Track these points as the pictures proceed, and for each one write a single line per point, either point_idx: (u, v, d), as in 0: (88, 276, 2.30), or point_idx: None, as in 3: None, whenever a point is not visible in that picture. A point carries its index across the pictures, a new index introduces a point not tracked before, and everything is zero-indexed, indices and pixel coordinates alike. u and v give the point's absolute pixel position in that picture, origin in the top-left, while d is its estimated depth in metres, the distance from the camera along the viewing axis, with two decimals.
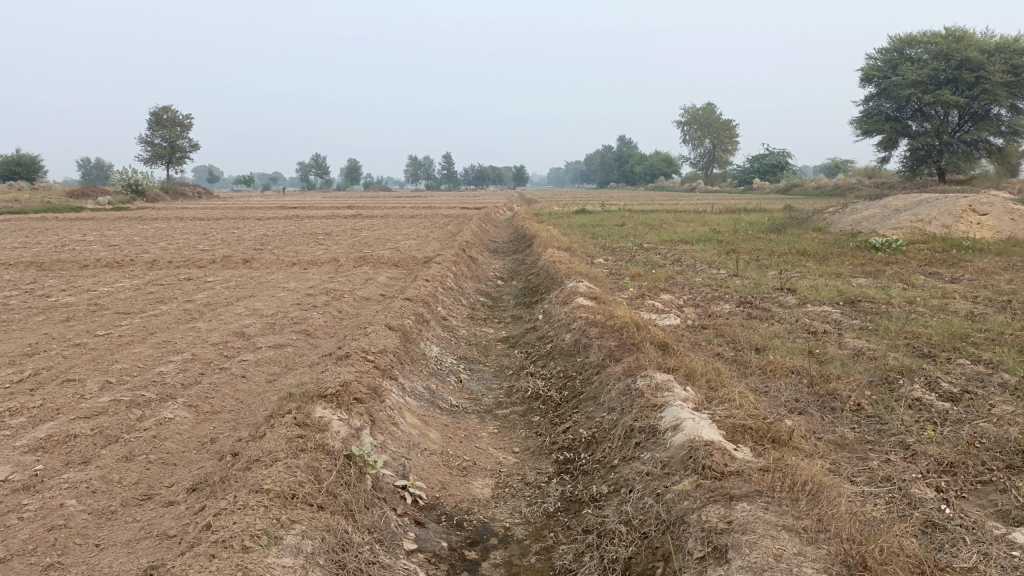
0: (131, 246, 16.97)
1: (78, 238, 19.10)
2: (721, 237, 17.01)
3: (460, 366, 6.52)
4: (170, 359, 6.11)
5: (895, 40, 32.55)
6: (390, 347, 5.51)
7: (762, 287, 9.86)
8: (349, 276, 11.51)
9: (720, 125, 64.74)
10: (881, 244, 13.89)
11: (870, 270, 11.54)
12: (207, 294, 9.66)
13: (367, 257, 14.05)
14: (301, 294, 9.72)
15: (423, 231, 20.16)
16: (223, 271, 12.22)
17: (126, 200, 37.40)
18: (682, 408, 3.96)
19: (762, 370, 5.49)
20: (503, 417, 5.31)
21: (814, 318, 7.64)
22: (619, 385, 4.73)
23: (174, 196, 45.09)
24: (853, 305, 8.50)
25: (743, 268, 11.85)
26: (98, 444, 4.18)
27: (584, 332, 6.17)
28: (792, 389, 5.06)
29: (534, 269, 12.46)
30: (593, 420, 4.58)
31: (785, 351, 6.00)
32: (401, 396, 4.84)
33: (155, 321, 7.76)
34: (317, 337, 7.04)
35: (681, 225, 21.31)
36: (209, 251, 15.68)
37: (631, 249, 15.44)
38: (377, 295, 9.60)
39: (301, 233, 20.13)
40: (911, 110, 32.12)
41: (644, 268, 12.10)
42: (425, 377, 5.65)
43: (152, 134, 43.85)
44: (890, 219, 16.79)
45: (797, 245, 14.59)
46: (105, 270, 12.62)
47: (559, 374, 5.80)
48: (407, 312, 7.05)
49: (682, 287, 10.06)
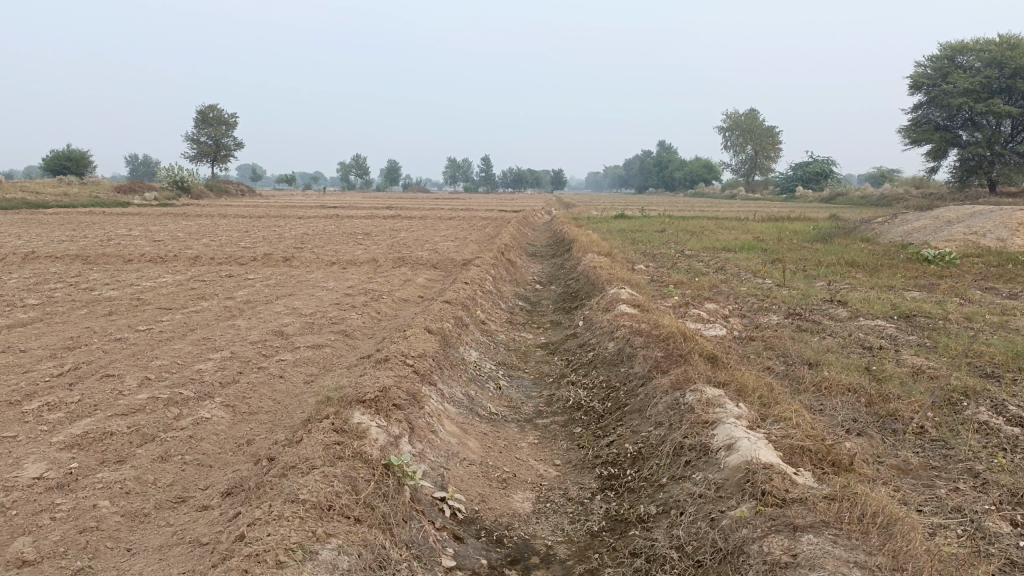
0: (175, 242, 17.18)
1: (124, 233, 19.42)
2: (765, 246, 16.62)
3: (499, 373, 6.37)
4: (209, 357, 6.06)
5: (947, 47, 31.67)
6: (429, 352, 5.38)
7: (810, 299, 9.54)
8: (388, 277, 11.45)
9: (763, 131, 63.79)
10: (933, 256, 13.43)
11: (923, 283, 11.12)
12: (247, 292, 9.66)
13: (406, 258, 14.00)
14: (340, 294, 9.68)
15: (461, 233, 20.10)
16: (263, 269, 12.26)
17: (171, 197, 38.11)
18: (735, 426, 3.76)
19: (816, 388, 5.24)
20: (543, 427, 5.14)
21: (868, 332, 7.33)
22: (667, 398, 4.54)
23: (217, 194, 45.84)
24: (908, 320, 8.16)
25: (789, 279, 11.52)
26: (134, 442, 4.12)
27: (628, 341, 5.97)
28: (849, 409, 4.82)
29: (574, 274, 12.28)
30: (639, 434, 4.40)
31: (840, 367, 5.74)
32: (439, 402, 4.71)
33: (195, 318, 7.75)
34: (355, 338, 6.95)
35: (722, 233, 20.93)
36: (250, 248, 15.79)
37: (673, 255, 15.15)
38: (415, 297, 9.50)
39: (341, 232, 20.22)
40: (962, 119, 31.21)
41: (686, 276, 11.84)
42: (464, 383, 5.51)
43: (198, 132, 44.62)
44: (942, 231, 16.25)
45: (845, 256, 14.18)
46: (148, 265, 12.76)
47: (602, 384, 5.62)
48: (447, 315, 6.92)
49: (727, 296, 9.78)
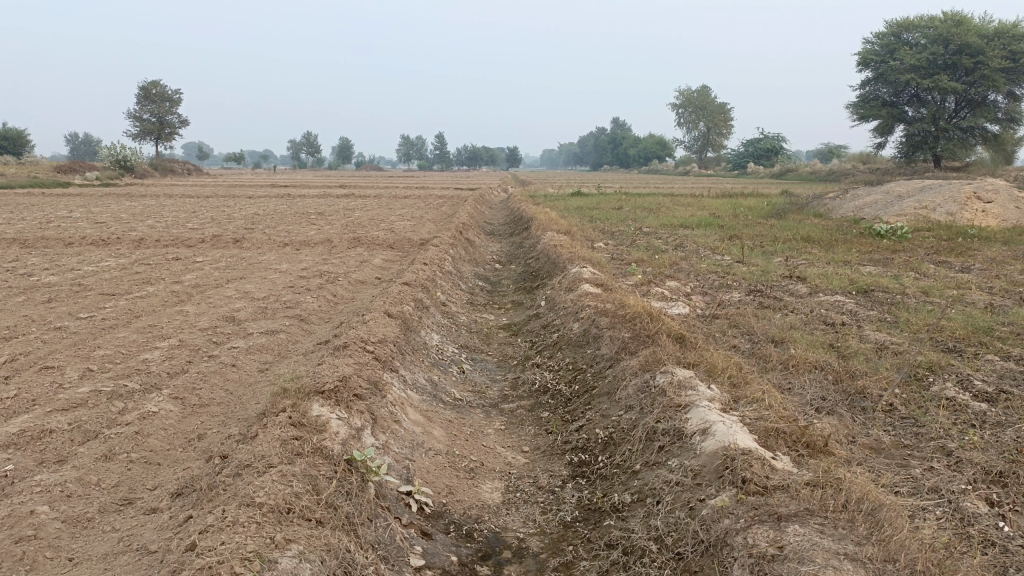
0: (118, 223, 16.51)
1: (64, 215, 18.63)
2: (722, 223, 16.67)
3: (461, 356, 6.20)
4: (157, 346, 5.75)
5: (893, 24, 32.17)
6: (390, 337, 5.18)
7: (770, 275, 9.55)
8: (343, 258, 11.14)
9: (715, 108, 64.27)
10: (886, 231, 13.62)
11: (877, 257, 11.26)
12: (196, 275, 9.28)
13: (361, 237, 13.67)
14: (294, 276, 9.36)
15: (418, 212, 19.78)
16: (213, 251, 11.82)
17: (114, 177, 36.78)
18: (709, 409, 3.67)
19: (783, 366, 5.19)
20: (509, 412, 5.00)
21: (829, 308, 7.34)
22: (636, 381, 4.43)
23: (163, 173, 44.41)
24: (866, 295, 8.21)
25: (747, 255, 11.56)
26: (75, 440, 3.85)
27: (594, 322, 5.85)
28: (817, 387, 4.78)
29: (533, 253, 12.12)
30: (609, 419, 4.28)
31: (806, 344, 5.70)
32: (402, 390, 4.52)
33: (141, 304, 7.39)
34: (310, 323, 6.70)
35: (679, 209, 20.97)
36: (198, 230, 15.25)
37: (631, 232, 15.11)
38: (372, 279, 9.25)
39: (293, 212, 19.70)
40: (908, 95, 31.79)
41: (647, 253, 11.78)
42: (426, 368, 5.32)
43: (141, 109, 43.07)
44: (893, 206, 16.50)
45: (801, 231, 14.30)
46: (90, 248, 12.20)
47: (568, 367, 5.49)
48: (406, 298, 6.71)
49: (687, 274, 9.74)
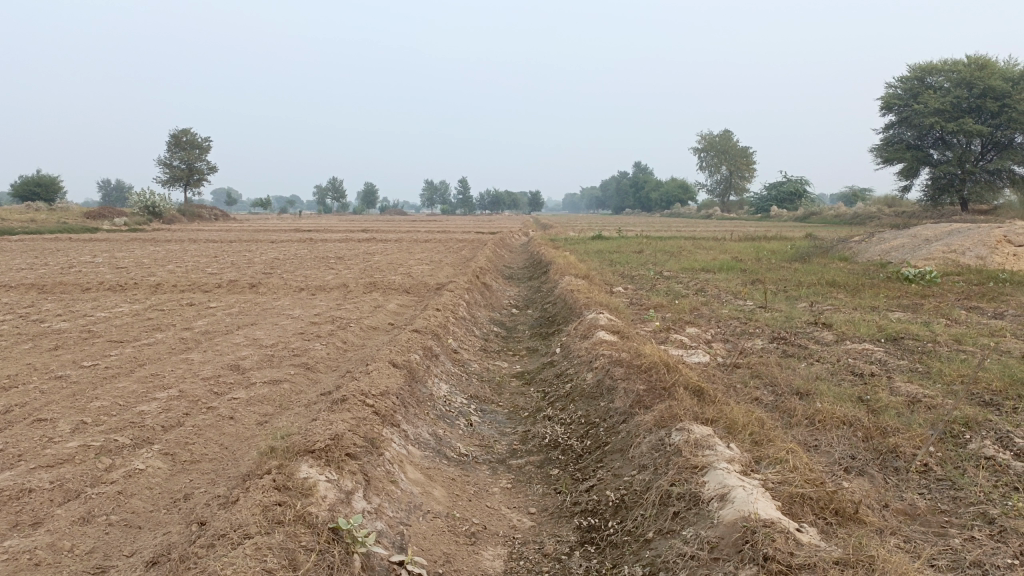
0: (139, 269, 16.57)
1: (87, 260, 18.81)
2: (744, 266, 16.39)
3: (471, 407, 5.96)
4: (155, 397, 5.58)
5: (915, 68, 32.07)
6: (393, 389, 4.96)
7: (795, 321, 9.25)
8: (357, 303, 11.01)
9: (737, 152, 64.28)
10: (914, 275, 13.27)
11: (906, 303, 10.91)
12: (207, 322, 9.17)
13: (378, 282, 13.57)
14: (306, 322, 9.22)
15: (437, 256, 19.73)
16: (228, 296, 11.76)
17: (141, 222, 37.33)
18: (727, 472, 3.39)
19: (809, 422, 4.89)
20: (517, 469, 4.73)
21: (857, 357, 7.01)
22: (651, 438, 4.15)
23: (190, 218, 45.08)
24: (896, 343, 7.87)
25: (771, 300, 11.27)
26: (54, 500, 3.64)
27: (608, 373, 5.60)
28: (846, 445, 4.47)
29: (551, 298, 11.93)
30: (621, 479, 4.00)
31: (832, 397, 5.40)
32: (401, 446, 4.28)
33: (146, 352, 7.25)
34: (316, 372, 6.51)
35: (701, 253, 20.71)
36: (217, 275, 15.25)
37: (651, 277, 14.89)
38: (385, 325, 9.08)
39: (313, 257, 19.71)
40: (933, 138, 31.47)
41: (667, 298, 11.54)
42: (431, 422, 5.08)
43: (170, 156, 43.95)
44: (921, 249, 16.13)
45: (826, 276, 13.99)
46: (106, 294, 12.18)
47: (580, 420, 5.22)
48: (415, 346, 6.51)
49: (709, 320, 9.46)
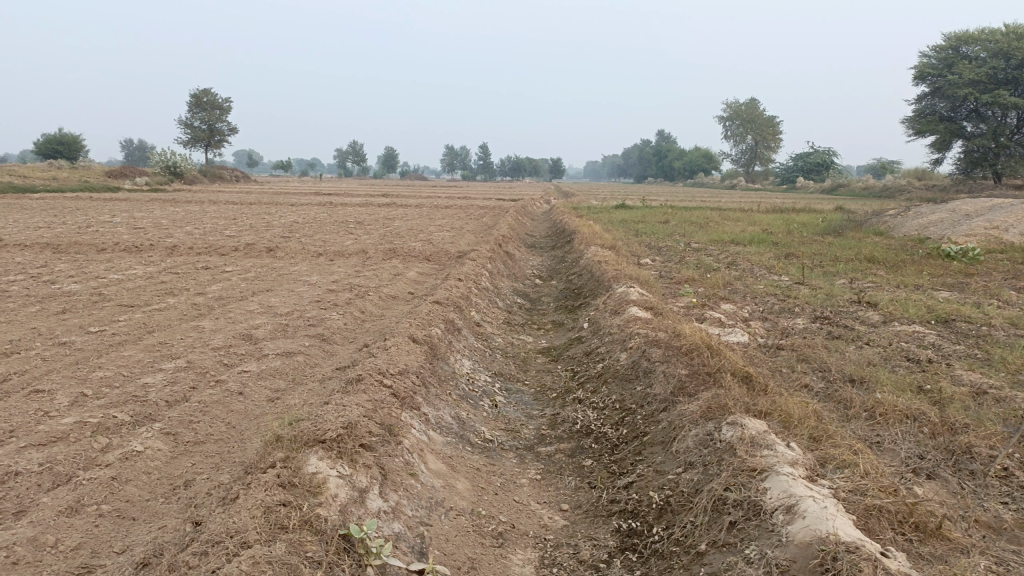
0: (156, 230, 16.30)
1: (105, 220, 18.61)
2: (775, 239, 15.80)
3: (495, 386, 5.58)
4: (162, 368, 5.25)
5: (952, 37, 30.86)
6: (413, 367, 4.57)
7: (836, 299, 8.75)
8: (376, 270, 10.63)
9: (763, 121, 62.85)
10: (955, 252, 12.66)
11: (950, 282, 10.36)
12: (222, 286, 8.84)
13: (398, 249, 13.19)
14: (323, 289, 8.86)
15: (458, 222, 19.29)
16: (245, 260, 11.43)
17: (163, 182, 37.19)
18: (793, 479, 2.97)
19: (868, 416, 4.45)
20: (547, 458, 4.35)
21: (909, 341, 6.55)
22: (697, 432, 3.74)
23: (212, 180, 44.86)
24: (947, 326, 7.36)
25: (807, 275, 10.76)
26: (41, 486, 3.32)
27: (644, 354, 5.18)
28: (913, 444, 4.04)
29: (576, 269, 11.50)
30: (664, 478, 3.61)
31: (891, 387, 4.95)
32: (421, 433, 3.91)
33: (156, 318, 6.92)
34: (332, 344, 6.14)
35: (729, 224, 20.09)
36: (235, 237, 14.93)
37: (679, 248, 14.39)
38: (405, 295, 8.70)
39: (332, 221, 19.36)
40: (967, 110, 30.32)
41: (697, 271, 11.06)
42: (454, 404, 4.70)
43: (191, 116, 43.62)
44: (960, 225, 15.42)
45: (863, 251, 13.39)
46: (121, 255, 11.90)
47: (615, 406, 4.82)
48: (436, 319, 6.12)
49: (744, 296, 8.98)
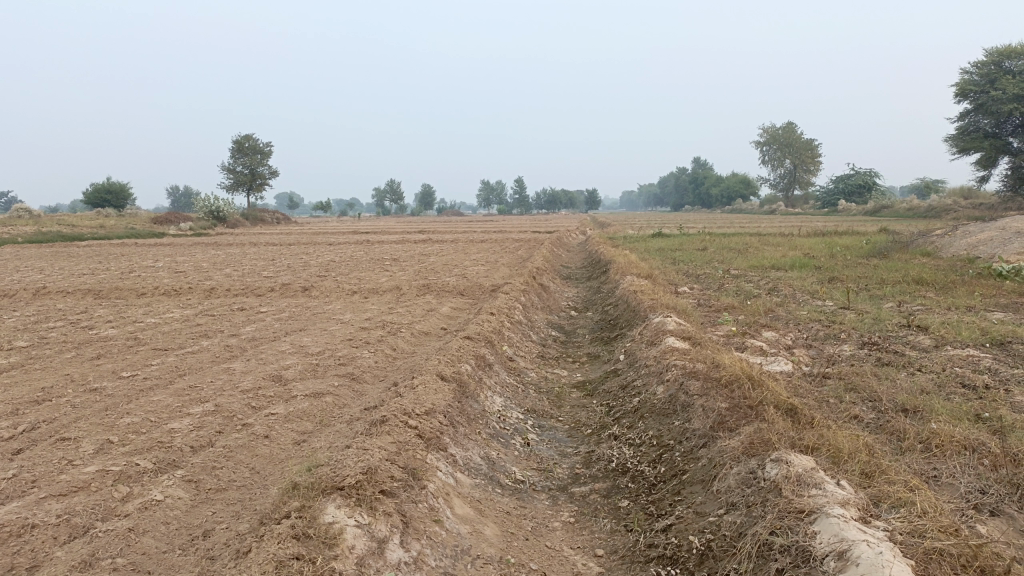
0: (197, 273, 16.54)
1: (148, 264, 18.99)
2: (817, 263, 15.39)
3: (527, 424, 5.40)
4: (189, 412, 5.19)
5: (993, 53, 30.20)
6: (440, 406, 4.43)
7: (884, 324, 8.40)
8: (409, 306, 10.57)
9: (801, 145, 62.12)
10: (1009, 271, 12.16)
11: (1005, 302, 9.91)
12: (255, 327, 8.84)
13: (432, 285, 13.15)
14: (355, 327, 8.81)
15: (493, 256, 19.26)
16: (280, 300, 11.48)
17: (206, 226, 38.03)
18: (845, 521, 2.74)
19: (923, 448, 4.16)
20: (581, 498, 4.15)
21: (964, 365, 6.21)
22: (739, 470, 3.52)
23: (254, 222, 45.77)
24: (1005, 348, 6.98)
25: (852, 300, 10.41)
26: (58, 539, 3.24)
27: (681, 387, 4.96)
28: (975, 477, 3.75)
29: (612, 300, 11.30)
30: (705, 520, 3.39)
31: (946, 415, 4.66)
32: (448, 475, 3.74)
33: (187, 361, 6.91)
34: (362, 383, 6.03)
35: (769, 250, 19.69)
36: (272, 278, 15.07)
37: (718, 276, 14.10)
38: (437, 331, 8.60)
39: (368, 259, 19.48)
40: (1013, 126, 29.53)
41: (737, 298, 10.78)
42: (484, 444, 4.53)
43: (233, 161, 44.70)
44: (1012, 243, 14.86)
45: (910, 272, 12.95)
46: (161, 299, 12.06)
47: (652, 442, 4.60)
48: (466, 355, 5.98)
49: (786, 323, 8.68)
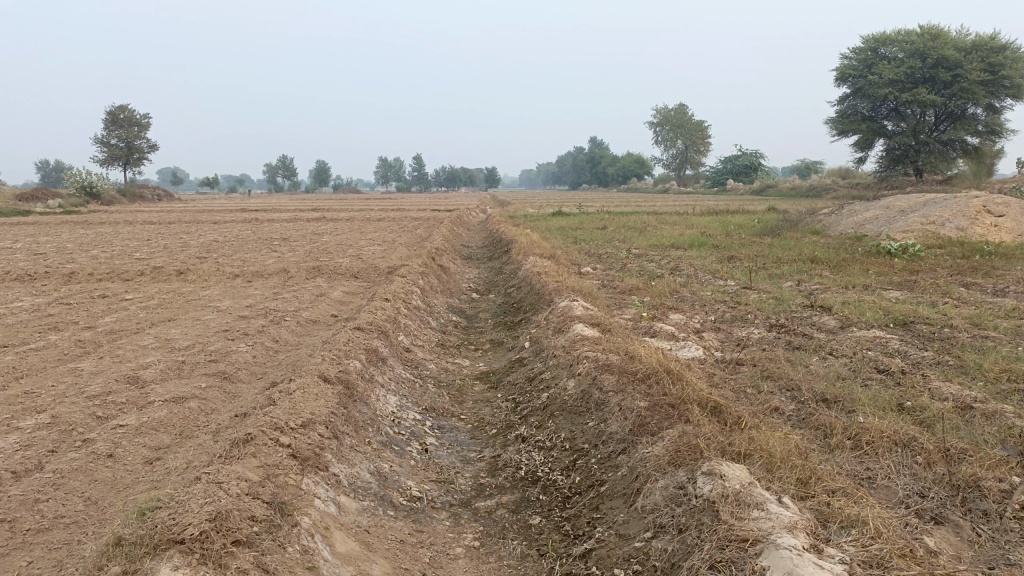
0: (58, 255, 14.91)
1: (5, 246, 17.08)
2: (716, 242, 15.44)
3: (425, 426, 4.83)
4: (17, 427, 4.31)
5: (870, 39, 31.48)
6: (320, 416, 3.79)
7: (788, 304, 8.27)
8: (296, 291, 9.73)
9: (693, 125, 63.60)
10: (896, 249, 12.47)
11: (898, 280, 10.04)
12: (116, 318, 7.81)
13: (322, 266, 12.28)
14: (234, 316, 7.94)
15: (390, 236, 18.44)
16: (151, 286, 10.36)
17: (78, 203, 35.11)
18: (798, 554, 2.33)
19: (853, 445, 3.88)
20: (486, 516, 3.62)
21: (874, 348, 6.06)
22: (666, 484, 3.08)
23: (132, 199, 42.68)
24: (908, 329, 6.93)
25: (753, 279, 10.34)
26: None
27: (596, 382, 4.51)
28: (911, 481, 3.46)
29: (515, 281, 10.84)
30: (631, 546, 2.92)
31: (869, 406, 4.42)
32: (328, 503, 3.13)
33: (27, 360, 5.92)
34: (236, 384, 5.29)
35: (667, 229, 19.73)
36: (146, 260, 13.75)
37: (620, 255, 13.90)
38: (327, 319, 7.87)
39: (255, 238, 18.24)
40: (887, 109, 30.97)
41: (640, 279, 10.53)
42: (374, 456, 3.94)
43: (108, 133, 41.49)
44: (896, 222, 15.33)
45: (804, 250, 13.10)
46: (11, 285, 10.67)
47: (565, 446, 4.14)
48: (356, 349, 5.34)
49: (692, 305, 8.43)
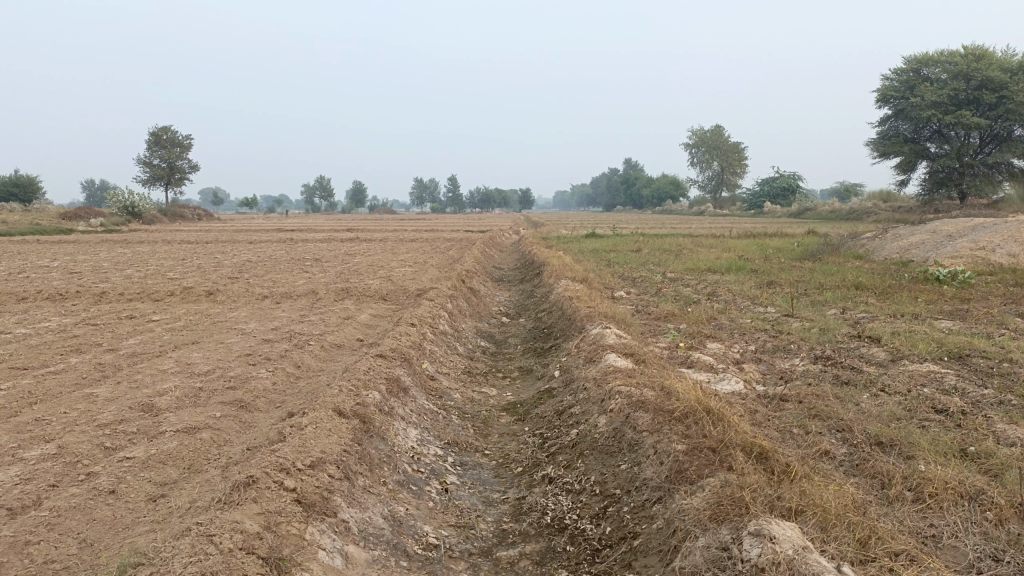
0: (93, 274, 15.00)
1: (44, 264, 17.31)
2: (754, 266, 15.03)
3: (446, 463, 4.55)
4: (21, 458, 4.13)
5: (912, 61, 30.82)
6: (331, 455, 3.55)
7: (834, 334, 7.84)
8: (324, 314, 9.54)
9: (729, 147, 62.93)
10: (946, 276, 11.94)
11: (948, 309, 9.55)
12: (140, 341, 7.69)
13: (352, 288, 12.13)
14: (258, 340, 7.76)
15: (421, 257, 18.30)
16: (180, 307, 10.26)
17: (120, 223, 35.69)
18: None
19: (913, 497, 3.51)
20: (508, 569, 3.31)
21: (928, 384, 5.64)
22: (707, 543, 2.77)
23: (172, 219, 43.34)
24: (964, 363, 6.48)
25: (794, 306, 9.92)
26: None
27: (628, 420, 4.20)
28: (984, 541, 3.08)
29: (546, 305, 10.56)
30: None
31: (930, 451, 4.03)
32: (334, 554, 2.87)
33: (44, 385, 5.78)
34: (251, 412, 5.07)
35: (702, 252, 19.32)
36: (178, 280, 13.76)
37: (655, 279, 13.55)
38: (351, 344, 7.66)
39: (289, 258, 18.23)
40: (930, 131, 30.19)
41: (676, 305, 10.18)
42: (389, 498, 3.68)
43: (151, 154, 42.29)
44: (943, 247, 14.75)
45: (847, 276, 12.62)
46: (43, 304, 10.67)
47: (595, 491, 3.83)
48: (377, 378, 5.10)
49: (731, 333, 8.06)
